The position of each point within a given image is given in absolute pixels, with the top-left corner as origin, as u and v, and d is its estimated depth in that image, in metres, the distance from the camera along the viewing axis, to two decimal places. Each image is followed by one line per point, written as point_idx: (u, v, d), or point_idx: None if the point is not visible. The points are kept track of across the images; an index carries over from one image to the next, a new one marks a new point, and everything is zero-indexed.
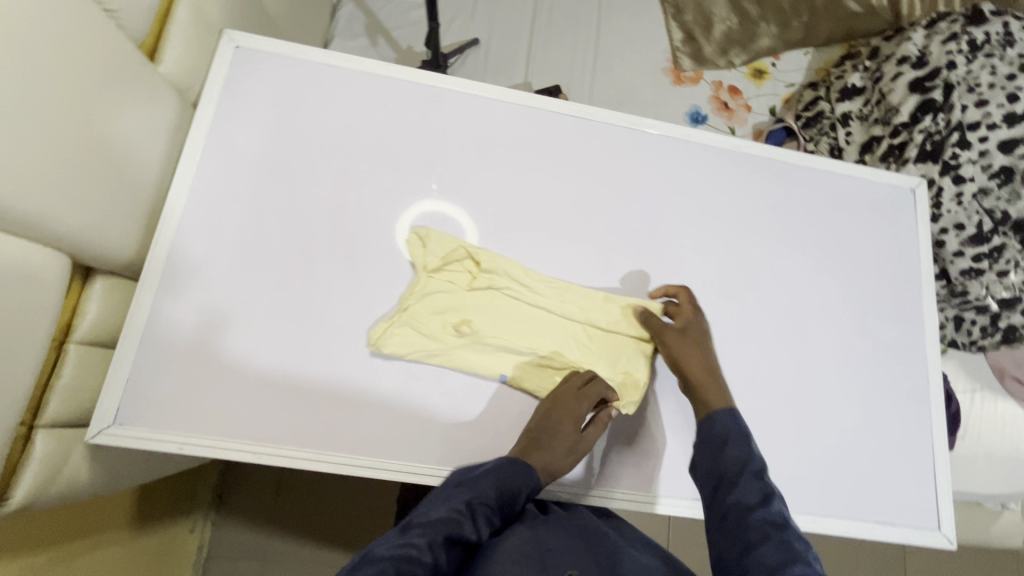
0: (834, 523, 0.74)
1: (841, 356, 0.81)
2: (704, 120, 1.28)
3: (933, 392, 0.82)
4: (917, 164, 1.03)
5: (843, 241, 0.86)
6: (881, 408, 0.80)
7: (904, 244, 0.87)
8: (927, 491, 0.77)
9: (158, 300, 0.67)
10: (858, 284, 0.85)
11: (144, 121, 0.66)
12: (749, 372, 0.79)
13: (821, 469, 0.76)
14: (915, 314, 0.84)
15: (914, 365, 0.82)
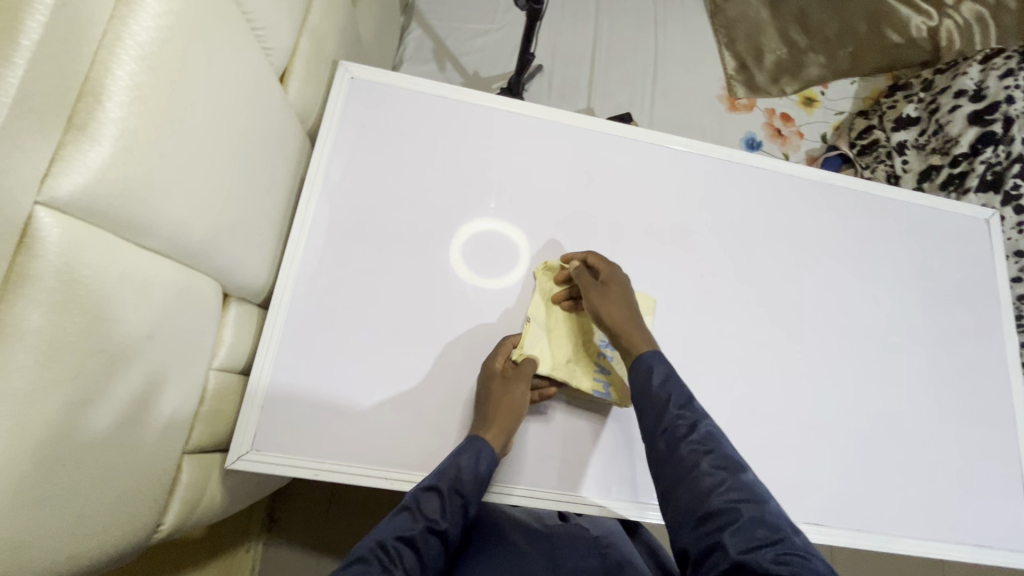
0: (935, 545, 0.76)
1: (929, 381, 0.84)
2: (759, 146, 1.32)
3: (1016, 416, 0.84)
4: (979, 194, 1.07)
5: (923, 269, 0.89)
6: (969, 432, 0.82)
7: (983, 272, 0.90)
8: (1019, 514, 0.80)
9: (289, 328, 0.70)
10: (942, 310, 0.88)
11: (278, 151, 0.68)
12: (843, 396, 0.81)
13: (919, 491, 0.79)
14: (995, 341, 0.87)
15: (997, 391, 0.85)
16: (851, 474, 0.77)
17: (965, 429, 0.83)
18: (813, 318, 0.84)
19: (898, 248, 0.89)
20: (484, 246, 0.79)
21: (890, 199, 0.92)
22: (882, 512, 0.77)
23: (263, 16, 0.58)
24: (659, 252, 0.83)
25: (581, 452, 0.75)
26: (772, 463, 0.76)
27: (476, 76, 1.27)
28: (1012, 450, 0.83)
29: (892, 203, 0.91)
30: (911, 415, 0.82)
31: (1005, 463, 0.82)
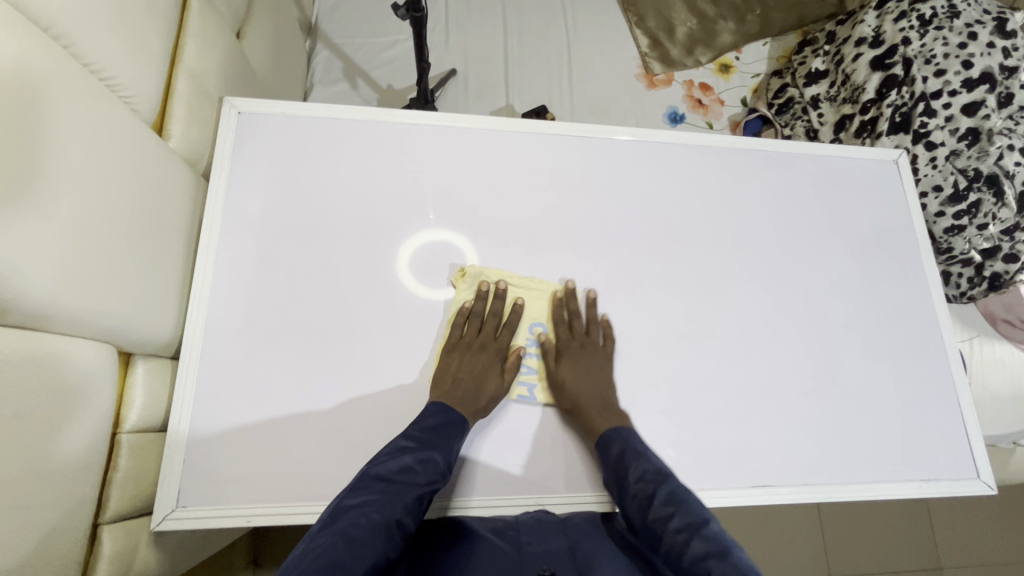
0: (884, 487, 0.78)
1: (859, 327, 0.85)
2: (683, 119, 1.33)
3: (947, 348, 0.86)
4: (890, 136, 1.09)
5: (840, 219, 0.91)
6: (904, 371, 0.84)
7: (897, 212, 0.92)
8: (961, 443, 0.82)
9: (203, 377, 0.68)
10: (864, 256, 0.89)
11: (168, 199, 0.67)
12: (778, 356, 0.82)
13: (863, 436, 0.80)
14: (918, 278, 0.89)
15: (926, 327, 0.87)
16: (795, 430, 0.79)
17: (899, 368, 0.84)
18: (740, 283, 0.85)
19: (815, 201, 0.91)
20: (422, 255, 0.78)
21: (799, 155, 0.93)
22: (829, 463, 0.78)
23: (111, 66, 0.57)
24: (579, 241, 0.83)
25: (537, 449, 0.74)
26: (715, 433, 0.77)
27: (390, 90, 1.25)
28: (947, 382, 0.85)
29: (803, 158, 0.93)
30: (846, 363, 0.83)
31: (942, 395, 0.84)
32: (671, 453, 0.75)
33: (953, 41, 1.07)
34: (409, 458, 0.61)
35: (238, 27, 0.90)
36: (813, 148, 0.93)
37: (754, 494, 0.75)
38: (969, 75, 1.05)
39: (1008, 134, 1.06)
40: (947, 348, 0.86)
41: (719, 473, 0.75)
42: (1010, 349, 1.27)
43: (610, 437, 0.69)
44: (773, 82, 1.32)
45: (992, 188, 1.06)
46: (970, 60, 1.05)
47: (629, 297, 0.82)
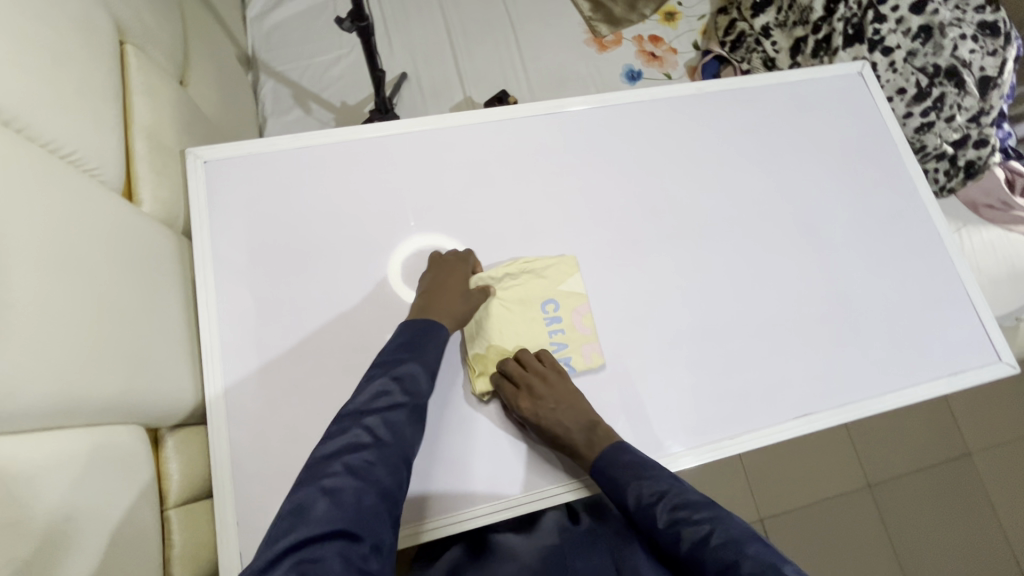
0: (916, 391, 0.80)
1: (858, 241, 0.87)
2: (640, 75, 1.33)
3: (946, 243, 0.88)
4: (847, 49, 1.10)
5: (817, 140, 0.91)
6: (910, 274, 0.86)
7: (871, 122, 0.93)
8: (978, 331, 0.84)
9: (234, 435, 0.67)
10: (849, 171, 0.90)
11: (157, 265, 0.65)
12: (787, 287, 0.83)
13: (886, 346, 0.81)
14: (904, 182, 0.90)
15: (921, 227, 0.88)
16: (819, 354, 0.80)
17: (905, 273, 0.86)
18: (735, 223, 0.85)
19: (790, 128, 0.91)
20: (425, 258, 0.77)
21: (766, 86, 0.93)
22: (860, 380, 0.79)
23: (70, 141, 0.55)
24: (571, 216, 0.83)
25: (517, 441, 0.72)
26: (745, 374, 0.78)
27: (345, 107, 1.23)
28: (953, 276, 0.86)
29: (769, 88, 0.93)
30: (854, 278, 0.84)
31: (951, 290, 0.85)
32: (709, 405, 0.76)
33: None
34: (382, 383, 0.58)
35: (179, 75, 0.87)
36: (777, 76, 0.94)
37: (796, 426, 0.76)
38: None
39: (958, 24, 1.07)
40: (946, 244, 0.87)
41: (757, 412, 0.76)
42: (995, 232, 1.30)
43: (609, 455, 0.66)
44: (721, 20, 1.32)
45: (953, 80, 1.09)
46: None
47: (634, 262, 0.82)
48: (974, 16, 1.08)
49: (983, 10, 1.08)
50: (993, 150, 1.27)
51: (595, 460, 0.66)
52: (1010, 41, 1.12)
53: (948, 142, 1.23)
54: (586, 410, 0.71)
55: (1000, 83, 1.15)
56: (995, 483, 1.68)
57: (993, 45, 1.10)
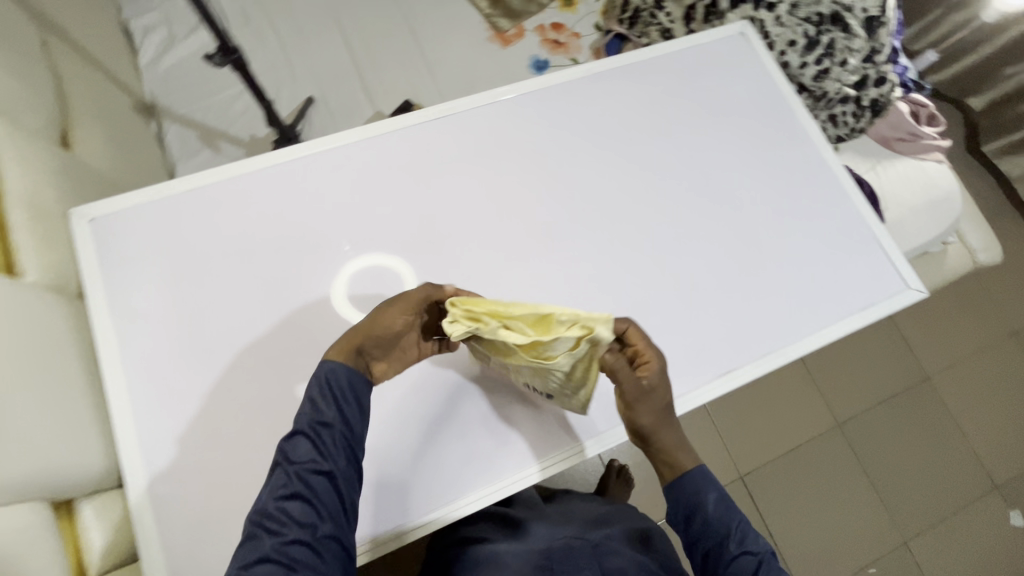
0: (833, 330, 0.82)
1: (763, 192, 0.89)
2: (548, 64, 1.34)
3: (845, 183, 0.91)
4: (733, 10, 1.13)
5: (710, 104, 0.94)
6: (817, 218, 0.88)
7: (759, 77, 0.95)
8: (885, 264, 0.86)
9: (156, 493, 0.65)
10: (743, 129, 0.93)
11: (44, 335, 0.63)
12: (702, 252, 0.84)
13: (799, 292, 0.84)
14: (799, 130, 0.93)
15: (820, 171, 0.91)
16: (741, 312, 0.82)
17: (812, 218, 0.88)
18: (642, 196, 0.87)
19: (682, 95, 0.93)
20: (369, 272, 0.78)
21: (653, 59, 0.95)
22: (780, 329, 0.81)
23: None
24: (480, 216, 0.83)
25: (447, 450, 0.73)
26: (671, 342, 0.79)
27: (254, 140, 1.21)
28: (857, 214, 0.89)
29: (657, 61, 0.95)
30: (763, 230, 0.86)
31: (859, 228, 0.88)
32: None
33: None
34: (300, 444, 0.55)
35: (60, 136, 0.85)
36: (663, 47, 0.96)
37: (722, 383, 0.78)
38: None
39: None
40: (847, 185, 0.90)
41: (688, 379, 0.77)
42: (908, 163, 1.35)
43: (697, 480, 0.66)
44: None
45: (838, 25, 1.13)
46: None
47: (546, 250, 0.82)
48: None
49: None
50: (893, 85, 1.31)
51: (688, 474, 0.66)
52: None
53: (849, 85, 1.27)
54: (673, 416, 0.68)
55: (884, 21, 1.19)
56: (957, 401, 1.75)
57: None
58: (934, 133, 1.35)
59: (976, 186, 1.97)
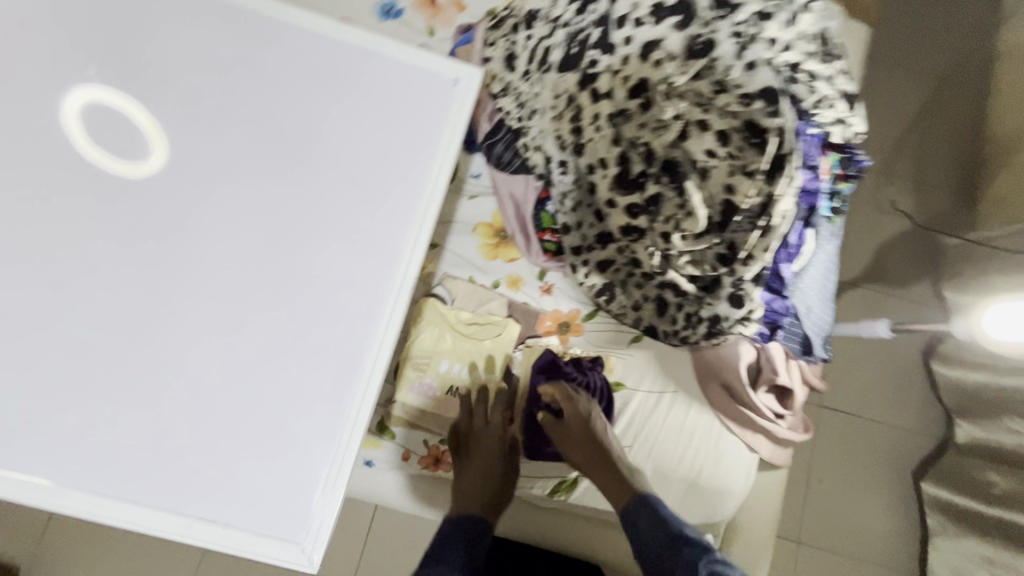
0: (146, 523, 0.52)
1: (244, 325, 0.57)
2: (398, 15, 1.02)
3: (366, 342, 0.58)
4: (559, 74, 0.77)
5: (322, 171, 0.60)
6: (268, 397, 0.56)
7: (410, 128, 0.62)
8: (309, 475, 0.55)
9: None
10: (312, 173, 0.59)
11: None
12: (102, 342, 0.54)
13: (158, 420, 0.54)
14: (382, 268, 0.59)
15: (346, 346, 0.57)
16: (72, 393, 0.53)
17: (270, 392, 0.56)
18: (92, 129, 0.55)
19: (294, 133, 0.60)
20: None
21: (305, 53, 0.61)
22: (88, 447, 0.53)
23: None
24: None
25: None
26: None
27: None
28: (332, 438, 0.56)
29: (315, 56, 0.61)
30: (198, 368, 0.55)
31: (319, 454, 0.56)
32: None
33: None
34: None
35: None
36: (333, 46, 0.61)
37: None
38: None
39: (703, 106, 0.70)
40: (366, 390, 0.56)
41: None
42: (706, 418, 0.95)
43: (632, 507, 0.83)
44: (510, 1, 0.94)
45: (671, 181, 0.75)
46: None
47: None
48: (734, 102, 0.70)
49: (751, 99, 0.70)
50: (749, 317, 0.90)
51: (626, 503, 0.83)
52: (789, 166, 0.74)
53: (685, 276, 0.88)
54: (595, 448, 0.87)
55: (760, 221, 0.78)
56: None
57: (752, 161, 0.73)
58: (769, 409, 0.96)
59: (887, 521, 1.44)
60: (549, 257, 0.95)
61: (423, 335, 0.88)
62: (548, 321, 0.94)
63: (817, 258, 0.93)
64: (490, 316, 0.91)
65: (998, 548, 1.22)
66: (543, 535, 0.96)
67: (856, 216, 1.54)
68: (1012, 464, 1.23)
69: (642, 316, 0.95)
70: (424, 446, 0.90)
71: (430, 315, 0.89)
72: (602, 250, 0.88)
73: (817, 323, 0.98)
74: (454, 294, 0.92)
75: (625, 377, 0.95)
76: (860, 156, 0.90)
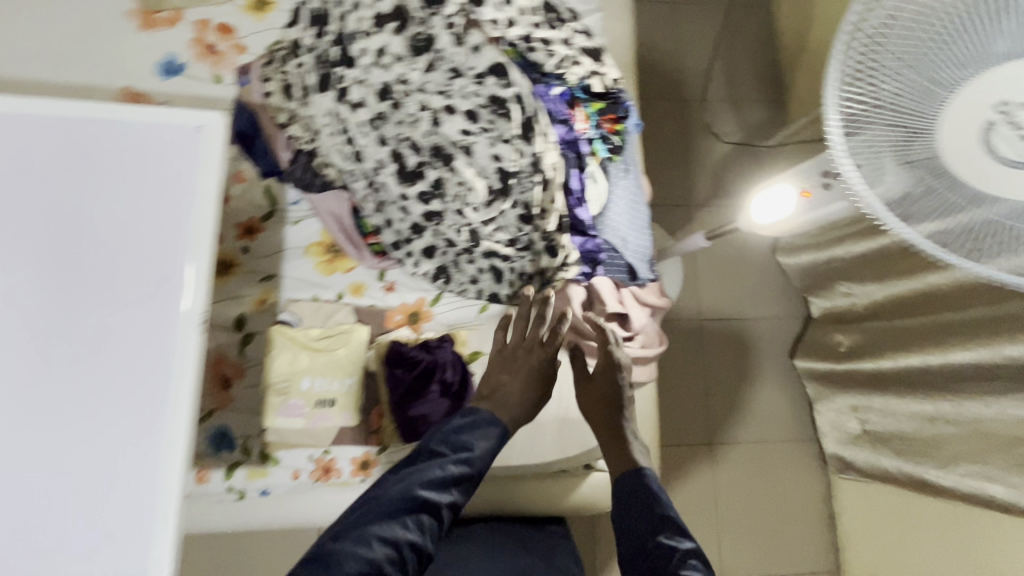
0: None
1: (55, 396, 0.64)
2: (181, 70, 1.06)
3: (170, 384, 0.65)
4: (320, 95, 0.84)
5: (96, 245, 0.67)
6: (91, 451, 0.63)
7: (168, 186, 0.68)
8: (142, 508, 0.63)
9: None
10: (88, 249, 0.67)
11: None
12: None
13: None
14: (168, 317, 0.66)
15: (152, 390, 0.65)
16: None
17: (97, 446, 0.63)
18: None
19: (63, 213, 0.67)
20: None
21: (57, 139, 0.68)
22: None
23: None
24: None
25: None
26: None
27: None
28: (155, 471, 0.63)
29: (70, 142, 0.68)
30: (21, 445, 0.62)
31: (148, 490, 0.63)
32: None
33: None
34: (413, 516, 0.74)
35: None
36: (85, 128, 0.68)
37: None
38: (380, 9, 0.76)
39: (444, 93, 0.79)
40: (180, 424, 0.64)
41: None
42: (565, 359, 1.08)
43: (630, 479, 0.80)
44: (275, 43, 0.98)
45: (444, 164, 0.83)
46: None
47: None
48: (470, 83, 0.79)
49: (483, 77, 0.79)
50: (568, 262, 1.00)
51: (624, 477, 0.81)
52: (538, 126, 0.84)
53: (501, 243, 0.96)
54: (612, 392, 0.91)
55: (536, 178, 0.87)
56: None
57: (506, 129, 0.82)
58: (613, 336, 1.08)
59: (782, 399, 1.60)
60: (380, 258, 1.00)
61: (276, 361, 0.94)
62: (398, 315, 1.02)
63: (615, 193, 1.05)
64: (338, 326, 0.98)
65: (858, 397, 1.40)
66: (510, 504, 1.09)
67: (691, 147, 1.62)
68: (852, 323, 1.41)
69: (482, 286, 1.03)
70: (311, 461, 0.94)
71: (279, 342, 0.95)
72: (420, 239, 0.95)
73: (639, 249, 1.09)
74: (299, 316, 0.98)
75: (483, 345, 1.04)
76: (623, 99, 1.03)
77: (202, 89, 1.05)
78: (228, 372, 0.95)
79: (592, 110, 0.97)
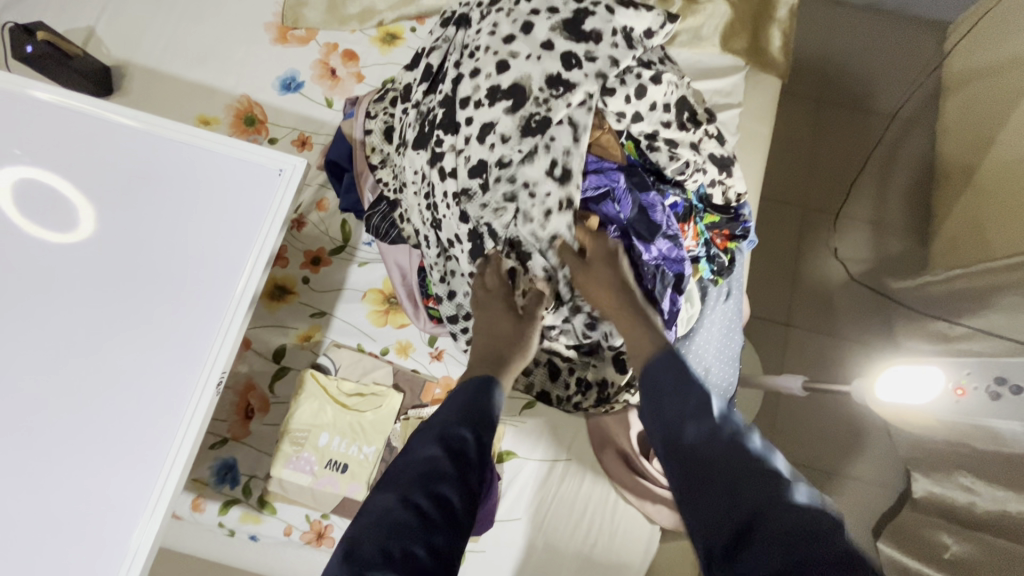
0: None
1: (97, 404, 0.69)
2: (297, 87, 1.06)
3: (187, 397, 0.70)
4: (414, 151, 0.78)
5: (148, 273, 0.73)
6: (123, 455, 0.68)
7: (240, 227, 0.75)
8: (141, 500, 0.67)
9: None
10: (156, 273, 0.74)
11: None
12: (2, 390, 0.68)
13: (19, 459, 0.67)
14: (198, 344, 0.72)
15: (169, 397, 0.70)
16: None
17: (118, 432, 0.69)
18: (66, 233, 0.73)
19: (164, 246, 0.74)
20: None
21: (168, 166, 0.76)
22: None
23: None
24: None
25: None
26: None
27: None
28: (152, 469, 0.68)
29: (163, 167, 0.76)
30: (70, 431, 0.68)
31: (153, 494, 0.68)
32: None
33: (501, 30, 0.71)
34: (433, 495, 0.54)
35: None
36: (182, 147, 0.77)
37: None
38: (498, 81, 0.70)
39: None
40: (192, 426, 0.69)
41: None
42: (603, 487, 0.92)
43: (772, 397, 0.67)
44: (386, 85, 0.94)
45: (521, 256, 0.75)
46: (507, 59, 0.70)
47: None
48: None
49: None
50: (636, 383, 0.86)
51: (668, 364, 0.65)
52: None
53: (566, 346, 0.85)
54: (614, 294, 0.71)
55: None
56: None
57: None
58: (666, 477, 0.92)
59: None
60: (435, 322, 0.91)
61: (302, 407, 0.88)
62: (437, 390, 0.93)
63: (709, 316, 0.90)
64: (374, 386, 0.91)
65: None
66: None
67: (804, 265, 1.43)
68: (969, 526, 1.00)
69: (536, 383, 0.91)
70: (307, 521, 0.88)
71: (311, 388, 0.89)
72: None
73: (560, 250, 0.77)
74: (338, 363, 0.92)
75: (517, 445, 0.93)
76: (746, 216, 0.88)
77: (312, 110, 1.05)
78: (254, 403, 0.91)
79: (704, 224, 0.86)
